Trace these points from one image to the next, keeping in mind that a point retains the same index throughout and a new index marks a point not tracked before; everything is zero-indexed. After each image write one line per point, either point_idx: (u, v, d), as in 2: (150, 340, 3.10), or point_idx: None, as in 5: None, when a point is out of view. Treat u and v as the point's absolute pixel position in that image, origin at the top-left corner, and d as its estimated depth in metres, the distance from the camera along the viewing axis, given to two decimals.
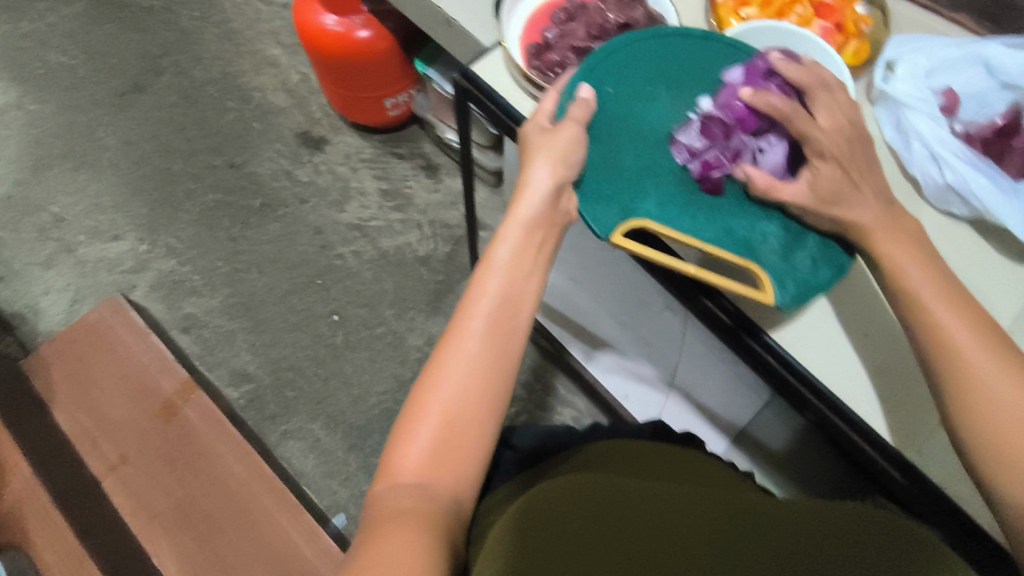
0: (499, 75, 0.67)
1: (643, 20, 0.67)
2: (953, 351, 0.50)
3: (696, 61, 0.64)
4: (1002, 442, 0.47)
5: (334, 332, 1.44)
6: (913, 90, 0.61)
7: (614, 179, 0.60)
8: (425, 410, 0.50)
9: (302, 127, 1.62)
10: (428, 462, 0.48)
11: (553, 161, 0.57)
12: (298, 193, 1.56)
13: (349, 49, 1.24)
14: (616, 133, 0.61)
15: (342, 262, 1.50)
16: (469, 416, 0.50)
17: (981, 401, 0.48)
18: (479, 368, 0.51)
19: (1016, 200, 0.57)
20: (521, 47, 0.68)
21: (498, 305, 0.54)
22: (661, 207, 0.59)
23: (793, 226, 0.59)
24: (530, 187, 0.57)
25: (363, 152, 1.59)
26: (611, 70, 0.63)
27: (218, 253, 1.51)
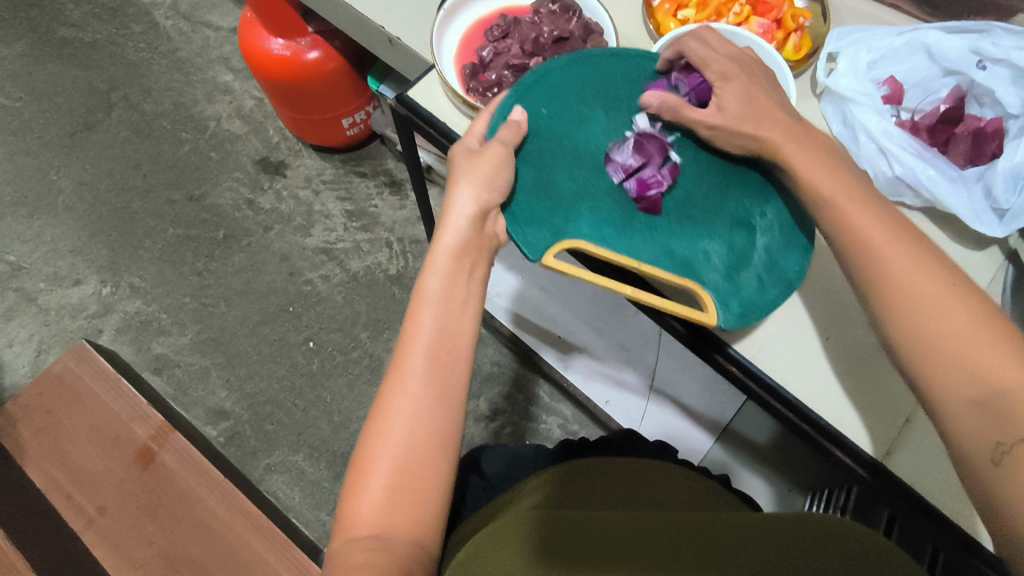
0: (436, 98, 0.67)
1: (579, 31, 0.66)
2: (887, 273, 0.48)
3: (638, 85, 0.63)
4: (925, 326, 0.46)
5: (311, 360, 1.41)
6: (857, 83, 0.61)
7: (550, 200, 0.59)
8: (374, 459, 0.48)
9: (261, 153, 1.59)
10: (383, 511, 0.47)
11: (477, 183, 0.55)
12: (263, 221, 1.53)
13: (298, 72, 1.21)
14: (552, 154, 0.60)
15: (313, 288, 1.47)
16: (416, 456, 0.49)
17: (915, 315, 0.46)
18: (417, 404, 0.50)
19: (961, 189, 0.57)
20: (457, 68, 0.68)
21: (431, 338, 0.52)
22: (595, 230, 0.59)
23: (738, 243, 0.60)
24: (453, 214, 0.55)
25: (324, 174, 1.56)
26: (546, 92, 0.61)
27: (184, 289, 1.48)
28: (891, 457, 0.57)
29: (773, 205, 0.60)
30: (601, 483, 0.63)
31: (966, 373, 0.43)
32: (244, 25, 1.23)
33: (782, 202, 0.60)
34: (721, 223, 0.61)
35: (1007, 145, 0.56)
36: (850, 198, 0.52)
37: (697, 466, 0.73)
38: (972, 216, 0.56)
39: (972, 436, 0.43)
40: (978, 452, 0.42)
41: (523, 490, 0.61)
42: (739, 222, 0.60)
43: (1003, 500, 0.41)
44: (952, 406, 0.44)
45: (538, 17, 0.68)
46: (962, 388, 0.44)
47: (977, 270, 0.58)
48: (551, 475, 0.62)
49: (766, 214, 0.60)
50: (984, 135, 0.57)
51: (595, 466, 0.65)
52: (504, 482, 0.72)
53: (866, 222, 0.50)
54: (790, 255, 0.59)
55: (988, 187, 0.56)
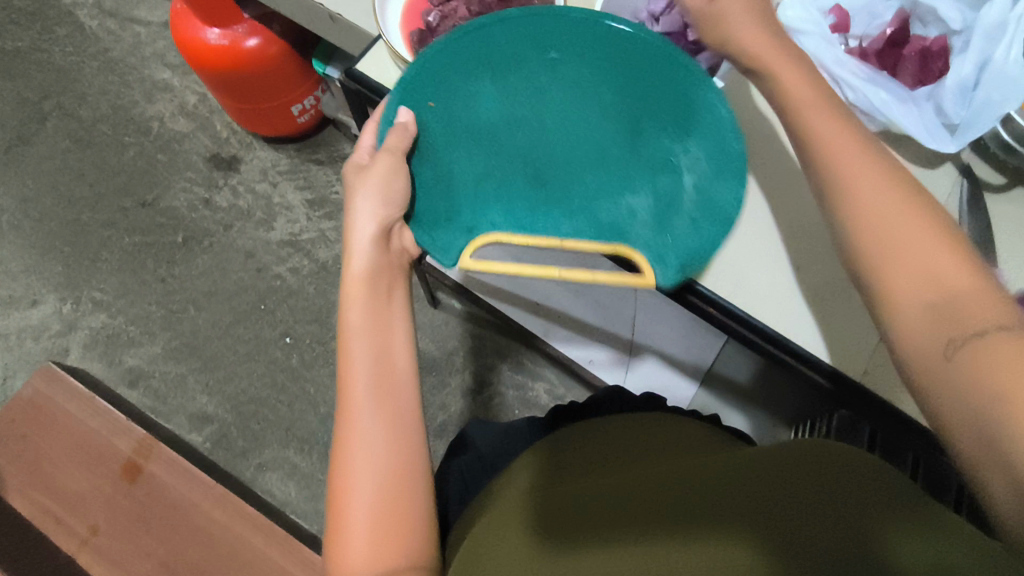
0: (386, 69, 0.63)
1: None
2: (847, 172, 0.48)
3: (517, 36, 0.56)
4: (881, 218, 0.46)
5: (290, 354, 1.39)
6: (805, 14, 0.59)
7: (450, 195, 0.60)
8: (346, 503, 0.48)
9: (211, 150, 1.54)
10: (373, 551, 0.47)
11: (373, 202, 0.56)
12: (222, 219, 1.49)
13: (239, 61, 1.17)
14: (451, 148, 0.59)
15: (282, 282, 1.44)
16: (380, 481, 0.49)
17: (869, 216, 0.47)
18: (362, 434, 0.50)
19: (912, 108, 0.57)
20: (403, 34, 0.63)
21: (367, 366, 0.53)
22: (509, 217, 0.60)
23: (662, 189, 0.57)
24: (356, 238, 0.56)
25: (280, 165, 1.52)
26: (431, 83, 0.57)
27: (149, 298, 1.44)
28: (868, 375, 0.59)
29: (692, 137, 0.55)
30: (583, 451, 0.63)
31: (912, 271, 0.44)
32: (175, 16, 1.18)
33: (703, 132, 0.55)
34: (642, 171, 0.58)
35: (953, 62, 0.57)
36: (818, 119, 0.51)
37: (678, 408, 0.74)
38: (925, 135, 0.57)
39: (917, 332, 0.43)
40: (920, 350, 0.43)
41: (511, 472, 0.61)
42: (662, 164, 0.57)
43: (933, 387, 0.41)
44: (896, 303, 0.44)
45: None
46: (922, 275, 0.43)
47: (937, 179, 0.58)
48: (527, 456, 0.63)
49: (689, 147, 0.56)
50: (931, 54, 0.57)
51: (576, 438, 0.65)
52: (498, 454, 0.72)
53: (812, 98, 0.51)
54: (720, 183, 0.55)
55: (940, 105, 0.57)
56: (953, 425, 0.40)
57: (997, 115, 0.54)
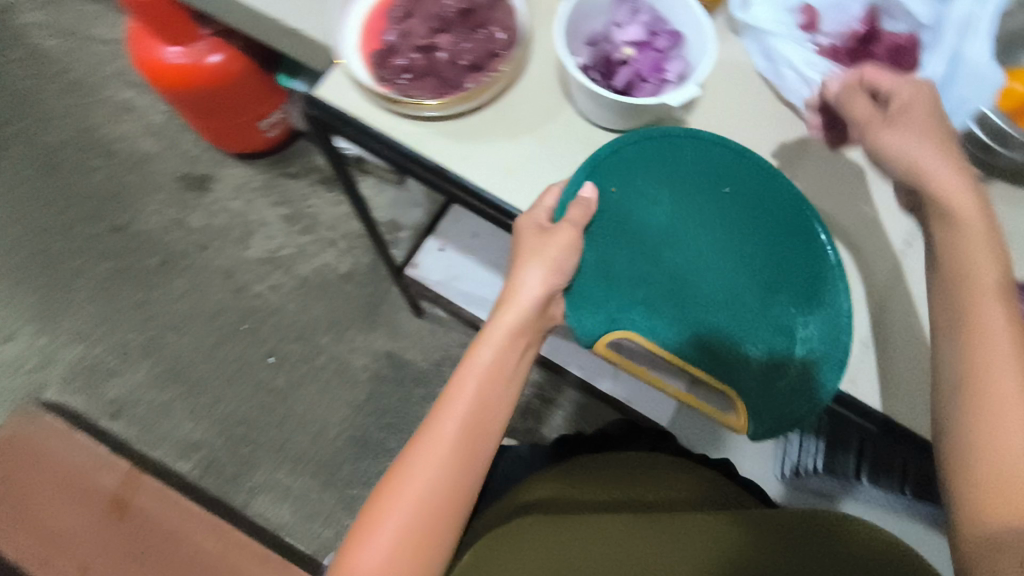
0: (348, 94, 0.57)
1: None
2: (983, 297, 0.42)
3: (708, 161, 0.55)
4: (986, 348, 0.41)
5: (275, 374, 1.37)
6: (774, 13, 0.56)
7: (609, 278, 0.55)
8: (387, 507, 0.47)
9: (182, 169, 1.50)
10: (389, 560, 0.45)
11: (545, 268, 0.52)
12: (197, 240, 1.46)
13: (202, 79, 1.13)
14: (618, 238, 0.55)
15: (263, 300, 1.42)
16: (420, 515, 0.47)
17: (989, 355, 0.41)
18: (429, 468, 0.48)
19: None
20: (363, 56, 0.56)
21: (465, 421, 0.50)
22: (651, 320, 0.55)
23: (779, 352, 0.53)
24: (520, 287, 0.53)
25: (253, 181, 1.49)
26: (623, 170, 0.55)
27: (127, 325, 1.40)
28: None
29: (816, 316, 0.53)
30: (603, 478, 0.63)
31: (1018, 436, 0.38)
32: (132, 37, 1.14)
33: (822, 316, 0.53)
34: (766, 328, 0.54)
35: (924, 58, 0.54)
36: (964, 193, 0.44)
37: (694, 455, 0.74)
38: None
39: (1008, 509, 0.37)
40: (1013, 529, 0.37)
41: (539, 488, 0.61)
42: (781, 328, 0.53)
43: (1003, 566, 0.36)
44: (991, 461, 0.39)
45: None
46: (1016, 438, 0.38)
47: None
48: (554, 475, 0.63)
49: (807, 324, 0.53)
50: (903, 50, 0.54)
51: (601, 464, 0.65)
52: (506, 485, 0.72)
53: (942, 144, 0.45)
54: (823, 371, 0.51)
55: None
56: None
57: (974, 109, 0.51)
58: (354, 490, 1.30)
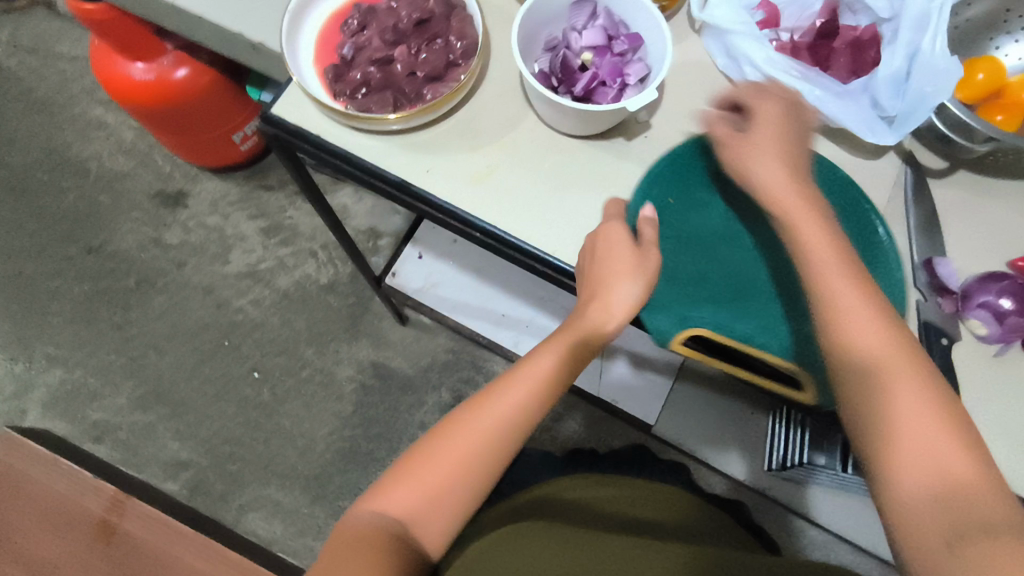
0: (307, 112, 0.56)
1: (440, 7, 0.55)
2: (854, 329, 0.43)
3: None
4: (872, 377, 0.42)
5: (260, 390, 1.36)
6: (732, 12, 0.55)
7: (667, 276, 0.52)
8: (431, 453, 0.46)
9: (156, 186, 1.48)
10: (417, 503, 0.45)
11: (635, 278, 0.47)
12: (175, 257, 1.44)
13: (168, 95, 1.11)
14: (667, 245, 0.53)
15: (245, 315, 1.40)
16: (461, 474, 0.46)
17: (874, 393, 0.42)
18: (478, 433, 0.47)
19: (849, 103, 0.53)
20: (319, 73, 0.56)
21: (529, 408, 0.48)
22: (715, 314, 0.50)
23: None
24: (608, 295, 0.48)
25: (229, 195, 1.47)
26: (672, 182, 0.54)
27: (107, 347, 1.38)
28: None
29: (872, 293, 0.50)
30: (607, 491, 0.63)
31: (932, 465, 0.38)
32: (95, 54, 1.12)
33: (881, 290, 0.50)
34: None
35: (883, 52, 0.53)
36: (809, 221, 0.45)
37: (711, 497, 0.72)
38: (863, 129, 0.53)
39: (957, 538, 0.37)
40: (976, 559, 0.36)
41: (547, 503, 0.61)
42: None
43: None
44: (923, 517, 0.38)
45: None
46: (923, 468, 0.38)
47: (882, 173, 0.54)
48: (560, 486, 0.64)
49: None
50: (863, 43, 0.53)
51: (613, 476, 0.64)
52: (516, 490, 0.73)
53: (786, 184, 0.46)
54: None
55: (876, 97, 0.52)
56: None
57: (934, 102, 0.50)
58: (345, 502, 1.29)
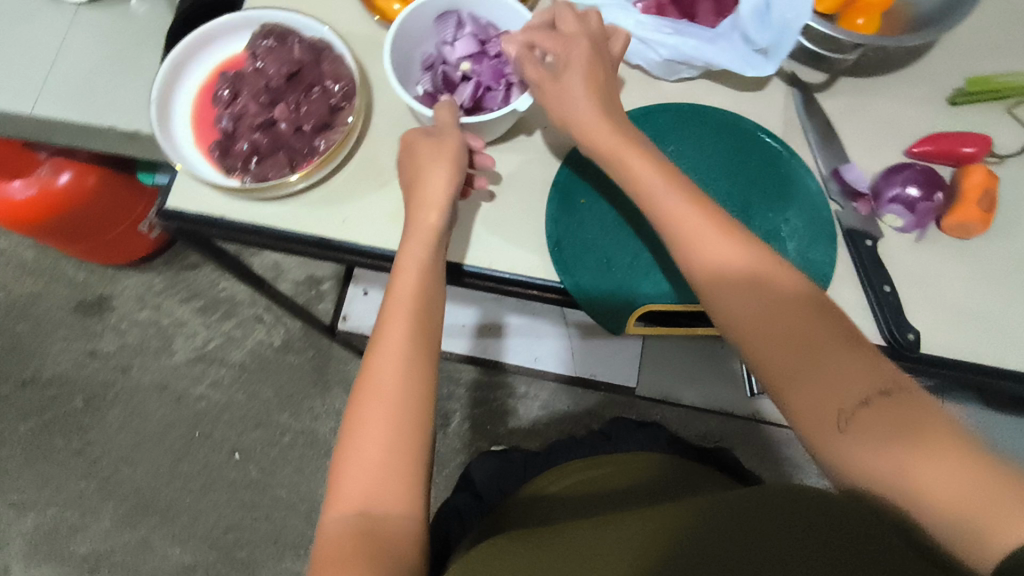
0: (202, 195, 0.54)
1: (307, 55, 0.53)
2: (714, 256, 0.42)
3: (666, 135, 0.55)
4: (770, 322, 0.40)
5: (246, 469, 1.32)
6: None
7: (609, 264, 0.53)
8: (359, 421, 0.43)
9: (75, 298, 1.40)
10: (372, 481, 0.42)
11: (444, 162, 0.47)
12: (118, 364, 1.37)
13: (57, 204, 1.05)
14: (598, 234, 0.53)
15: (208, 401, 1.35)
16: (397, 427, 0.43)
17: (768, 335, 0.40)
18: (389, 384, 0.44)
19: (723, 45, 0.54)
20: (205, 153, 0.54)
21: (416, 328, 0.46)
22: (658, 284, 0.52)
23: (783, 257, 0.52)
24: (429, 183, 0.47)
25: (154, 285, 1.41)
26: (586, 176, 0.54)
27: (74, 475, 1.31)
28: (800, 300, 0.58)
29: (791, 207, 0.53)
30: (581, 475, 0.62)
31: (833, 373, 0.38)
32: None
33: (799, 204, 0.53)
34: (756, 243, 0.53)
35: None
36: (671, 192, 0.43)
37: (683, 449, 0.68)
38: (742, 65, 0.54)
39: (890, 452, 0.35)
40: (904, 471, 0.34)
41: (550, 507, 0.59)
42: (767, 235, 0.53)
43: (912, 491, 0.33)
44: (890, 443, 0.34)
45: (258, 59, 0.54)
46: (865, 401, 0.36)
47: (771, 104, 0.57)
48: (545, 480, 0.63)
49: (790, 219, 0.53)
50: None
51: (592, 459, 0.64)
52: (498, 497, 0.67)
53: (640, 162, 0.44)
54: (812, 250, 0.52)
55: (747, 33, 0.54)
56: (974, 526, 0.31)
57: (798, 26, 0.51)
58: None
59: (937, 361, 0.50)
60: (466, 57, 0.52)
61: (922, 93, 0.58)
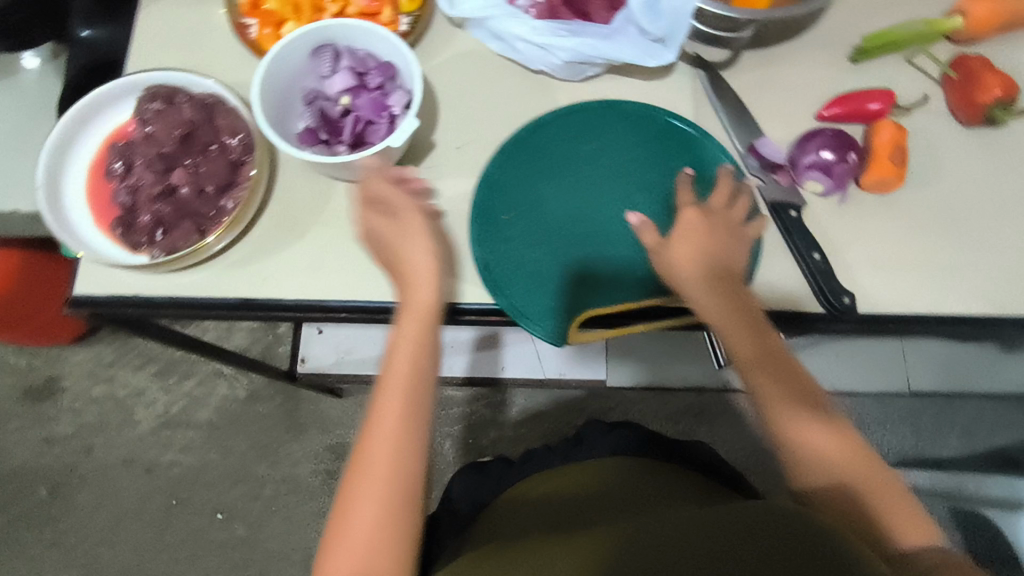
0: (111, 275, 0.51)
1: (196, 113, 0.51)
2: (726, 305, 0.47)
3: (577, 140, 0.55)
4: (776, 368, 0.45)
5: (233, 528, 1.21)
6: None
7: (542, 276, 0.52)
8: (357, 486, 0.42)
9: (16, 385, 1.29)
10: (367, 549, 0.41)
11: (418, 219, 0.48)
12: (77, 445, 1.26)
13: None
14: (526, 249, 0.52)
15: (182, 465, 1.24)
16: (393, 491, 0.42)
17: (775, 382, 0.45)
18: (388, 451, 0.43)
19: (621, 39, 0.53)
20: (106, 232, 0.51)
21: (411, 392, 0.45)
22: (593, 289, 0.52)
23: None
24: (409, 241, 0.47)
25: (101, 355, 1.29)
26: (502, 192, 0.53)
27: (50, 569, 1.21)
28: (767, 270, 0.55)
29: (699, 186, 0.53)
30: (556, 485, 0.60)
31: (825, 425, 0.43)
32: None
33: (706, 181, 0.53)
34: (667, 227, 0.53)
35: None
36: (685, 251, 0.48)
37: (653, 449, 0.64)
38: (642, 56, 0.53)
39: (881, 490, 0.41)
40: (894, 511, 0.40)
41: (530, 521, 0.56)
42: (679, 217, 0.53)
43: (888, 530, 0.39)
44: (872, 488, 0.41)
45: (147, 126, 0.51)
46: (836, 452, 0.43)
47: (679, 89, 0.57)
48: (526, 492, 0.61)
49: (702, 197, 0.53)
50: None
51: (570, 471, 0.62)
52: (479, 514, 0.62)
53: (698, 248, 0.48)
54: None
55: (640, 24, 0.53)
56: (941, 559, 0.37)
57: (689, 9, 0.51)
58: None
59: (876, 318, 0.51)
60: (345, 92, 0.50)
61: (824, 57, 0.58)
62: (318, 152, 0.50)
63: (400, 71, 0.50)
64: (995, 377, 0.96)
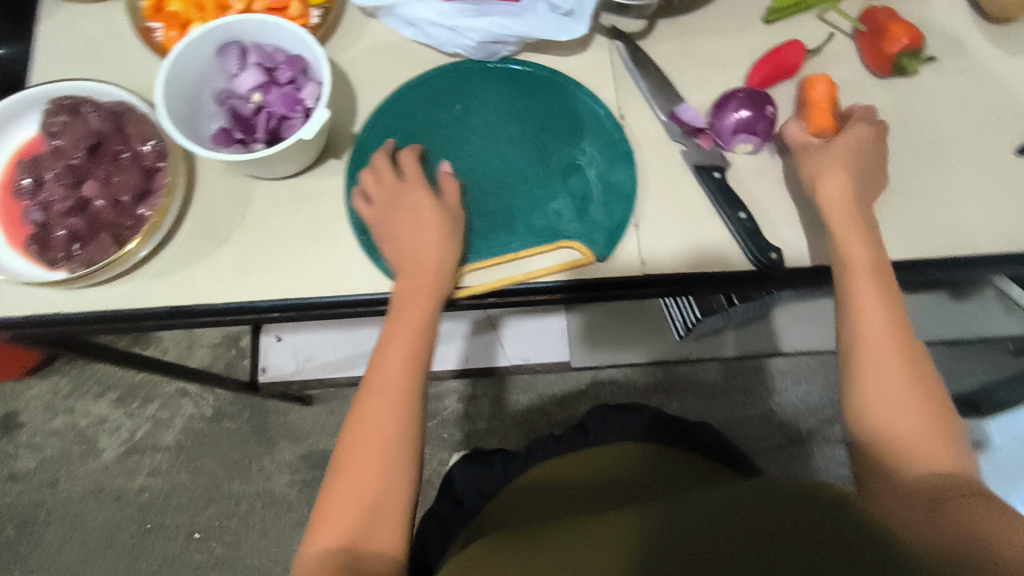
0: (32, 295, 0.50)
1: (104, 122, 0.49)
2: (849, 251, 0.47)
3: (461, 98, 0.56)
4: (872, 338, 0.45)
5: (210, 548, 1.18)
6: None
7: None
8: (351, 460, 0.45)
9: None
10: (353, 518, 0.43)
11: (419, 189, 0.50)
12: (40, 481, 1.21)
13: None
14: None
15: (152, 490, 1.21)
16: (386, 465, 0.44)
17: (873, 349, 0.45)
18: (381, 426, 0.45)
19: (531, 17, 0.53)
20: (20, 252, 0.49)
21: (403, 378, 0.47)
22: (484, 241, 0.52)
23: (576, 184, 0.54)
24: (412, 212, 0.49)
25: (58, 386, 1.25)
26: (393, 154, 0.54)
27: None
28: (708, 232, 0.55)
29: (586, 137, 0.55)
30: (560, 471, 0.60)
31: (904, 402, 0.43)
32: None
33: (593, 132, 0.55)
34: (554, 178, 0.54)
35: None
36: (836, 182, 0.49)
37: (657, 434, 0.61)
38: (554, 31, 0.53)
39: (925, 446, 0.41)
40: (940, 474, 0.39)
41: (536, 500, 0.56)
42: (568, 168, 0.54)
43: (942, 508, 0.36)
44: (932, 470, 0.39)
45: (54, 139, 0.50)
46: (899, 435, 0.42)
47: (598, 63, 0.57)
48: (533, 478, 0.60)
49: (585, 146, 0.55)
50: None
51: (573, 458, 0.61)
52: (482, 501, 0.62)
53: (839, 163, 0.49)
54: (617, 171, 0.54)
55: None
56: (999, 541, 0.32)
57: None
58: None
59: (804, 274, 0.52)
60: (257, 88, 0.49)
61: (738, 23, 0.59)
62: (235, 152, 0.49)
63: (309, 65, 0.50)
64: (948, 326, 0.98)
